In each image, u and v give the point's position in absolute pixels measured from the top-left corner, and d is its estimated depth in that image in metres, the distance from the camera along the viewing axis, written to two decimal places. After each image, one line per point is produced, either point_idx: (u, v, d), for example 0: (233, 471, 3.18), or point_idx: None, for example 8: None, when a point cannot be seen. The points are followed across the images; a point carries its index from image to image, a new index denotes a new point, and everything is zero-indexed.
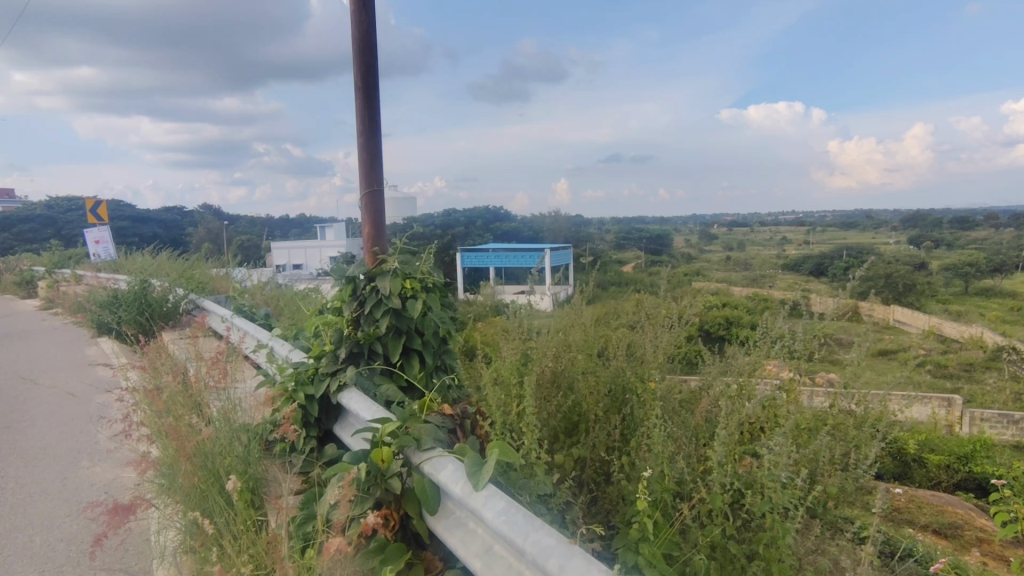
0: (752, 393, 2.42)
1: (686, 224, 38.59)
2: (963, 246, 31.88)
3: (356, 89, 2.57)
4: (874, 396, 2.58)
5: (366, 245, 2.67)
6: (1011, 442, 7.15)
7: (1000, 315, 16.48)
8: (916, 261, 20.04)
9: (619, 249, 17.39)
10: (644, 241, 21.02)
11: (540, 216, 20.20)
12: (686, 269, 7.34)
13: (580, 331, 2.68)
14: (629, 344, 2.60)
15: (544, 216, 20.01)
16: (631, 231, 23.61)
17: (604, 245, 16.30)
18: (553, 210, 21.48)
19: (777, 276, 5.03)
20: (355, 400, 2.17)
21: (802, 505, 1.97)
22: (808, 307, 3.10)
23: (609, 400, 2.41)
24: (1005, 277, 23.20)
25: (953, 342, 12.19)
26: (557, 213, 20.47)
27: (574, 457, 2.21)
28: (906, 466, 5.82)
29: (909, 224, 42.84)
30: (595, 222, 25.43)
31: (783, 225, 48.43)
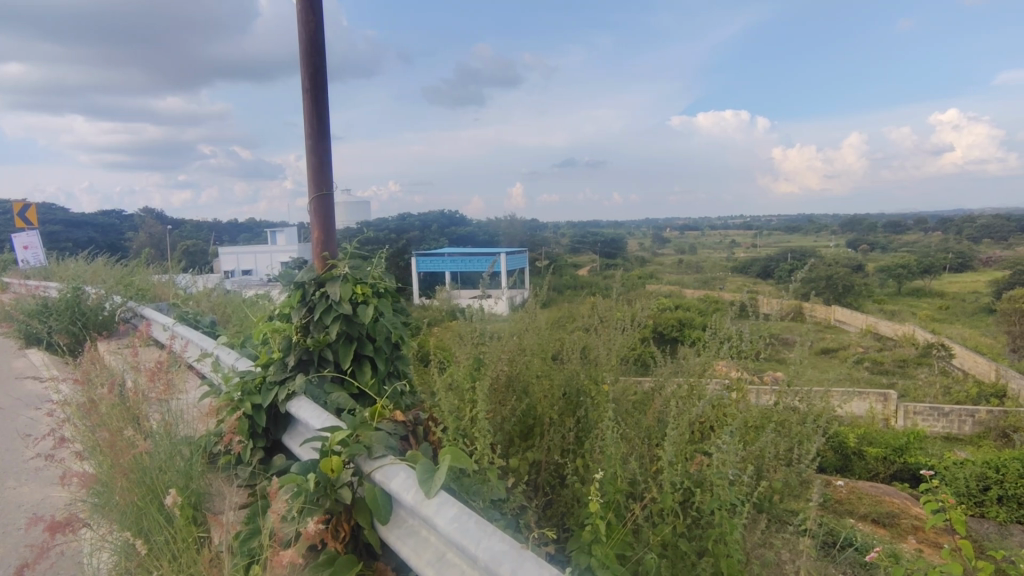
0: (702, 393, 2.48)
1: (640, 228, 39.40)
2: (895, 249, 33.69)
3: (303, 91, 2.50)
4: (816, 392, 2.69)
5: (315, 250, 2.60)
6: (943, 434, 7.54)
7: (931, 314, 17.45)
8: (853, 263, 21.07)
9: (575, 253, 17.58)
10: (599, 245, 21.34)
11: (496, 220, 20.22)
12: (638, 271, 7.49)
13: (534, 333, 2.69)
14: (583, 346, 2.63)
15: (499, 220, 20.03)
16: (586, 236, 23.95)
17: (559, 249, 16.46)
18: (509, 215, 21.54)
19: (726, 279, 5.17)
20: (304, 409, 2.10)
21: (748, 500, 2.03)
22: (756, 308, 3.21)
23: (564, 403, 2.43)
24: (934, 277, 24.65)
25: (888, 340, 12.84)
26: (513, 218, 20.55)
27: (528, 461, 2.21)
28: (847, 459, 6.10)
29: (849, 228, 44.97)
30: (551, 226, 25.69)
31: (731, 229, 50.04)
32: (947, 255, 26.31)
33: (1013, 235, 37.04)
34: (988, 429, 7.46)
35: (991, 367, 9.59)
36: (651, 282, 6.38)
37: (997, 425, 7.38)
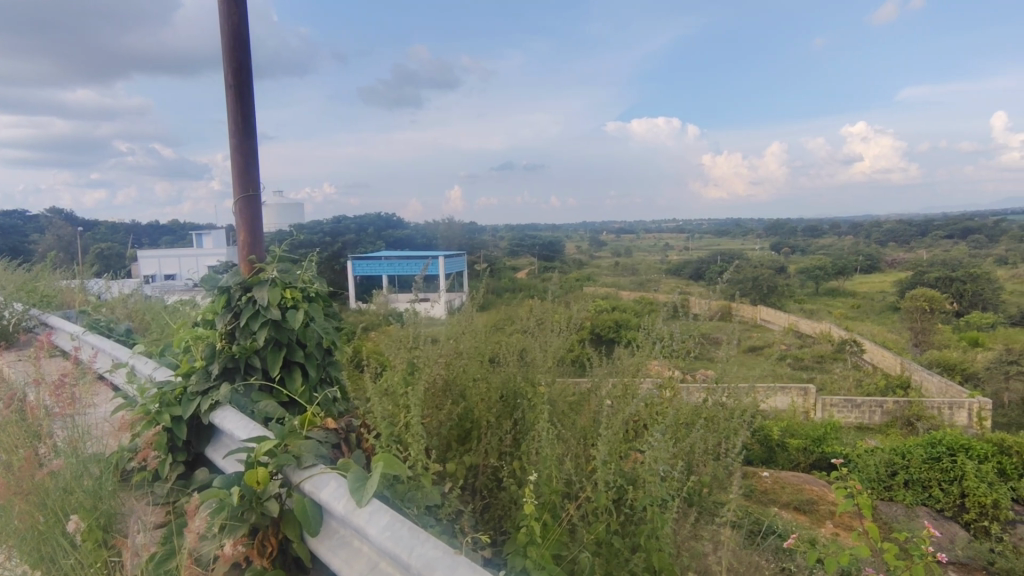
0: (636, 392, 2.55)
1: (577, 232, 40.16)
2: (813, 251, 35.90)
3: (227, 87, 2.38)
4: (741, 389, 2.82)
5: (241, 253, 2.48)
6: (857, 423, 7.97)
7: (844, 313, 18.65)
8: (775, 265, 22.29)
9: (513, 257, 17.69)
10: (537, 249, 21.58)
11: (434, 223, 20.04)
12: (575, 274, 7.60)
13: (472, 337, 2.67)
14: (520, 349, 2.64)
15: (438, 224, 19.89)
16: (525, 239, 24.15)
17: (498, 252, 16.51)
18: (448, 219, 21.42)
19: (659, 281, 5.33)
20: (229, 419, 2.00)
21: (679, 495, 2.10)
22: (687, 309, 3.33)
23: (501, 405, 2.43)
24: (847, 278, 26.45)
25: (807, 338, 13.65)
26: (451, 221, 20.45)
27: (466, 465, 2.20)
28: (772, 451, 6.41)
29: (772, 232, 47.50)
30: (490, 230, 25.75)
31: (664, 232, 51.84)
32: (858, 258, 28.27)
33: (914, 239, 40.33)
34: (894, 418, 7.98)
35: (897, 361, 10.31)
36: (587, 285, 6.49)
37: (902, 414, 7.92)
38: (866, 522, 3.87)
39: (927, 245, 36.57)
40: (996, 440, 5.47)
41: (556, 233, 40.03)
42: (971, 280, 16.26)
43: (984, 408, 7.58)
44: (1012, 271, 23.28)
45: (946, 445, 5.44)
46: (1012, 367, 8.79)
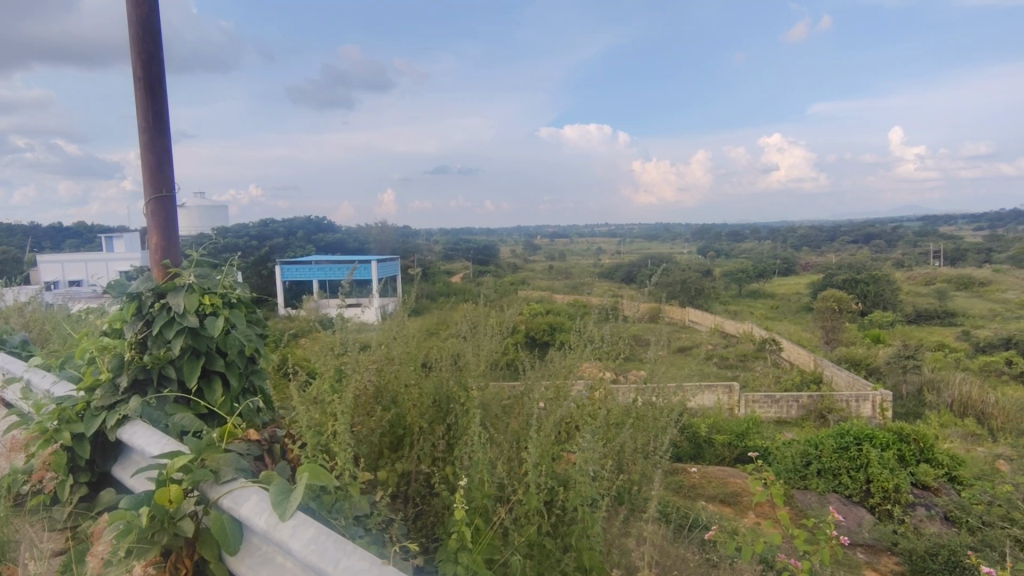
0: (568, 394, 2.59)
1: (512, 238, 40.40)
2: (736, 254, 37.72)
3: (135, 81, 2.23)
4: (668, 389, 2.93)
5: (153, 257, 2.32)
6: (775, 418, 8.46)
7: (764, 313, 19.68)
8: (702, 269, 23.25)
9: (447, 261, 17.57)
10: (472, 253, 21.54)
11: (367, 227, 19.61)
12: (510, 278, 7.63)
13: (404, 341, 2.62)
14: (454, 353, 2.62)
15: (370, 228, 19.47)
16: (460, 244, 24.10)
17: (432, 257, 16.36)
18: (381, 223, 21.01)
19: (592, 285, 5.43)
20: (139, 435, 1.85)
21: (609, 493, 2.15)
22: (618, 311, 3.41)
23: (434, 411, 2.39)
24: (767, 280, 27.94)
25: (731, 338, 14.32)
26: (385, 226, 20.08)
27: (398, 472, 2.16)
28: (700, 447, 6.60)
29: (698, 237, 49.58)
30: (425, 235, 25.46)
31: (598, 237, 53.00)
32: (776, 262, 29.95)
33: (826, 243, 43.15)
34: (808, 412, 8.46)
35: (811, 358, 10.95)
36: (519, 290, 6.50)
37: (816, 407, 8.41)
38: (781, 510, 4.11)
39: (836, 250, 39.20)
40: (897, 431, 5.51)
41: (493, 237, 40.15)
42: (873, 282, 17.54)
43: (886, 400, 8.16)
44: (909, 273, 25.32)
45: (853, 435, 5.40)
46: (909, 361, 9.52)
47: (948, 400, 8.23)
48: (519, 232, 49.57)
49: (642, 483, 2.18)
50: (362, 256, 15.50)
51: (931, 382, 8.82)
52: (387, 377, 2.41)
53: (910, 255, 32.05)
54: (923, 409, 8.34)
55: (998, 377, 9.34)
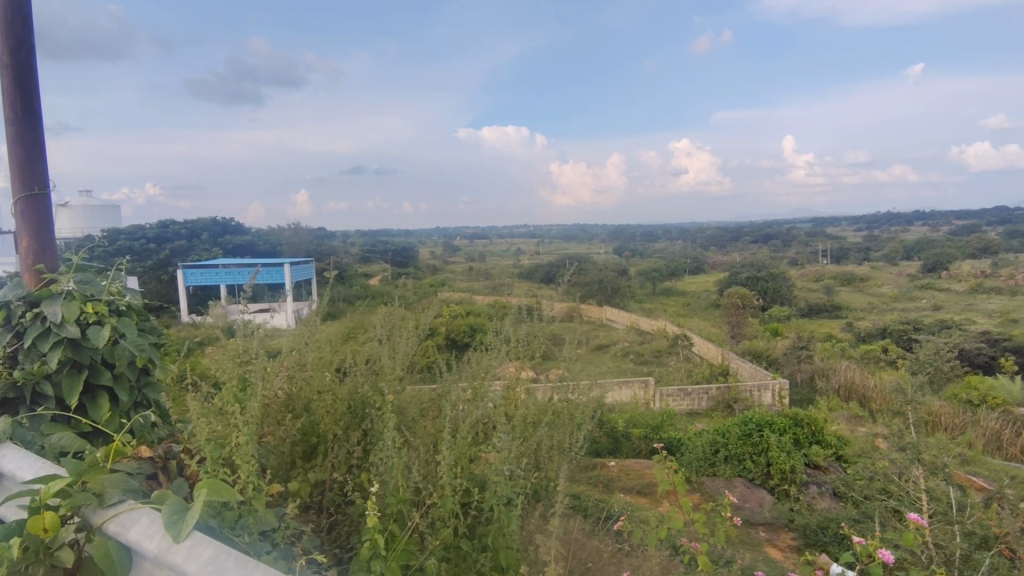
0: (486, 394, 2.60)
1: (432, 241, 39.85)
2: (650, 254, 39.21)
3: (2, 67, 2.01)
4: (583, 386, 3.03)
5: (26, 263, 2.10)
6: (688, 410, 8.82)
7: (677, 310, 20.60)
8: (618, 269, 24.01)
9: (365, 265, 17.12)
10: (392, 256, 21.08)
11: (278, 229, 18.68)
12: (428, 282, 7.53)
13: (318, 346, 2.52)
14: (369, 356, 2.56)
15: (281, 230, 18.55)
16: (378, 246, 23.49)
17: (348, 261, 15.86)
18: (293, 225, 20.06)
19: (513, 285, 5.46)
20: (7, 459, 1.66)
21: (524, 491, 2.18)
22: (537, 310, 3.45)
23: (349, 416, 2.31)
24: (679, 278, 29.29)
25: (646, 334, 14.87)
26: (297, 228, 19.21)
27: (311, 482, 2.08)
28: (618, 441, 6.25)
29: (615, 238, 51.27)
30: (341, 238, 24.60)
31: (518, 238, 53.43)
32: (685, 262, 31.50)
33: (731, 244, 45.75)
34: (717, 403, 8.91)
35: (718, 352, 11.59)
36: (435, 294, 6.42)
37: (723, 398, 8.89)
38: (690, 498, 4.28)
39: (740, 249, 41.72)
40: (792, 416, 5.93)
41: (412, 239, 39.55)
42: (772, 279, 18.89)
43: (784, 388, 8.77)
44: (801, 270, 27.49)
45: (755, 422, 5.74)
46: (802, 351, 10.30)
47: (836, 385, 8.97)
48: (440, 234, 49.14)
49: (559, 479, 2.23)
50: (273, 258, 14.78)
51: (822, 369, 9.58)
52: (298, 385, 2.32)
53: (801, 254, 34.82)
54: (815, 395, 9.08)
55: (876, 363, 10.32)
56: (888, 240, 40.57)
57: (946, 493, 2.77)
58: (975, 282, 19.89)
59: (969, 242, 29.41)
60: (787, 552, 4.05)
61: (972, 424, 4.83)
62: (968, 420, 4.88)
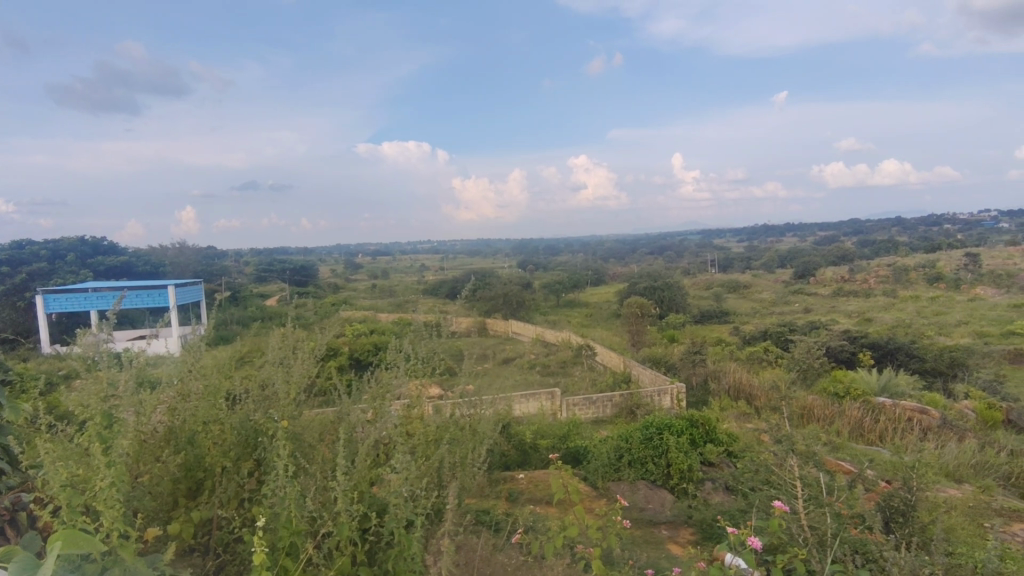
0: (385, 414, 2.52)
1: (332, 259, 38.26)
2: (552, 265, 40.00)
3: None
4: (484, 401, 3.04)
5: None
6: (593, 418, 9.00)
7: (580, 320, 21.12)
8: (522, 283, 24.24)
9: (257, 285, 16.07)
10: (288, 275, 19.97)
11: (154, 249, 17.01)
12: (322, 302, 7.12)
13: (203, 372, 2.32)
14: (262, 381, 2.40)
15: (158, 249, 16.91)
16: (273, 265, 22.17)
17: (237, 283, 14.74)
18: (173, 244, 18.38)
19: (412, 301, 5.31)
20: None
21: (425, 511, 2.14)
22: (437, 326, 3.41)
23: (239, 446, 2.15)
24: (581, 289, 30.08)
25: (551, 345, 15.09)
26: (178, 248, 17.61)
27: (194, 521, 1.92)
28: (526, 453, 6.19)
29: (519, 252, 51.96)
30: (230, 259, 22.92)
31: (423, 253, 52.64)
32: (587, 274, 32.47)
33: (628, 255, 47.78)
34: (621, 409, 9.16)
35: (620, 360, 11.99)
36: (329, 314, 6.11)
37: (626, 404, 9.15)
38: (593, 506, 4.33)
39: (636, 261, 43.75)
40: (688, 418, 6.23)
41: (311, 257, 37.81)
42: (667, 288, 19.95)
43: (681, 391, 9.22)
44: (692, 279, 29.30)
45: (656, 426, 5.97)
46: (696, 355, 10.93)
47: (726, 385, 9.57)
48: (340, 251, 47.15)
49: (460, 497, 2.21)
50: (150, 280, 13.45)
51: (713, 372, 10.18)
52: (181, 418, 2.14)
53: (693, 263, 37.13)
54: (708, 396, 9.64)
55: (760, 362, 11.16)
56: (766, 249, 44.37)
57: (817, 478, 3.01)
58: (838, 285, 22.19)
59: (832, 250, 32.83)
60: (688, 546, 4.25)
61: (840, 413, 5.32)
62: (837, 410, 5.37)
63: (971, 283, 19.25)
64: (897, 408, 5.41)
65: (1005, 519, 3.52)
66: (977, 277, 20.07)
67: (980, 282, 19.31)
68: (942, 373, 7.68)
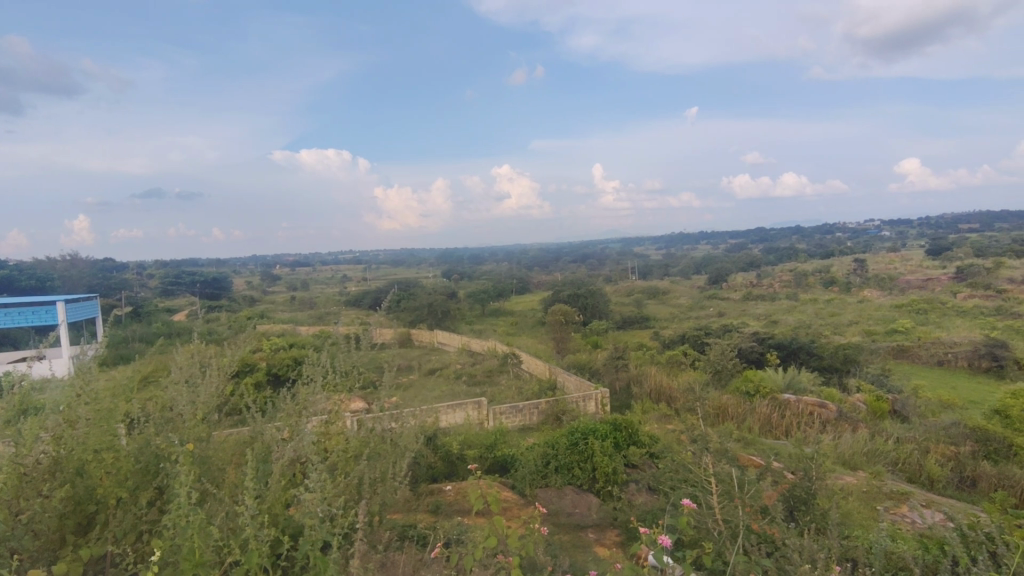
0: (301, 432, 2.41)
1: (246, 272, 36.21)
2: (477, 274, 39.79)
3: None
4: (405, 415, 2.96)
5: None
6: (520, 425, 9.02)
7: (506, 329, 21.14)
8: (447, 293, 23.98)
9: (160, 300, 14.90)
10: (197, 288, 18.69)
11: (38, 263, 15.37)
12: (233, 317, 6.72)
13: (94, 397, 2.12)
14: (165, 404, 2.24)
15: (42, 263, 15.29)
16: (180, 278, 20.72)
17: (136, 299, 13.58)
18: (61, 258, 16.70)
19: (332, 313, 5.11)
20: None
21: (343, 531, 2.04)
22: (356, 339, 3.30)
23: (138, 474, 1.97)
24: (507, 297, 30.14)
25: (477, 354, 15.00)
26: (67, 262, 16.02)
27: (82, 559, 1.74)
28: (453, 464, 6.09)
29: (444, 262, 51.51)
30: (127, 273, 21.12)
31: (344, 264, 51.00)
32: (511, 283, 32.57)
33: (552, 264, 48.48)
34: (547, 416, 9.22)
35: (546, 367, 12.12)
36: (240, 330, 5.77)
37: (552, 411, 9.22)
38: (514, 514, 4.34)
39: (560, 269, 44.46)
40: (612, 421, 6.39)
41: (222, 270, 35.57)
42: (590, 296, 20.38)
43: (604, 396, 9.43)
44: (614, 286, 30.10)
45: (582, 431, 6.06)
46: (619, 361, 11.22)
47: (648, 389, 9.88)
48: (255, 263, 44.80)
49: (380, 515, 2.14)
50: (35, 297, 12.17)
51: (635, 377, 10.49)
52: (68, 447, 1.95)
53: (614, 271, 38.18)
54: (631, 400, 9.91)
55: (678, 365, 11.62)
56: (682, 256, 46.52)
57: (730, 474, 3.12)
58: (747, 290, 23.56)
59: (740, 257, 34.85)
60: (613, 548, 4.34)
61: (751, 410, 5.64)
62: (747, 407, 5.68)
63: (861, 286, 21.00)
64: (800, 404, 5.80)
65: (895, 501, 3.84)
66: (866, 280, 21.93)
67: (868, 284, 21.10)
68: (838, 369, 8.32)
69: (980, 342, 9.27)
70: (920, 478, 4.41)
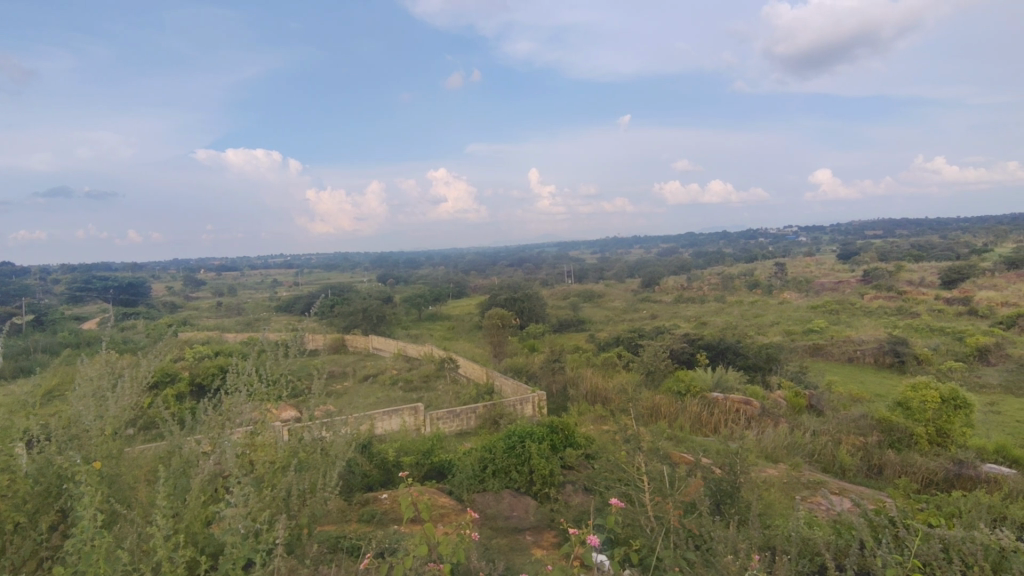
0: (224, 444, 2.29)
1: (165, 278, 34.04)
2: (414, 279, 39.17)
3: None
4: (337, 422, 2.86)
5: None
6: (457, 430, 8.93)
7: (444, 334, 20.92)
8: (382, 298, 23.46)
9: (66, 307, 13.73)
10: (108, 295, 17.38)
11: None
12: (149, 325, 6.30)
13: None
14: (70, 420, 2.07)
15: None
16: (89, 283, 19.20)
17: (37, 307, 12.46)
18: None
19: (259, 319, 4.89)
20: None
21: (268, 546, 1.95)
22: (285, 347, 3.16)
23: (38, 497, 1.81)
24: (444, 301, 29.84)
25: (414, 359, 14.76)
26: None
27: None
28: (388, 472, 5.93)
29: (380, 266, 50.45)
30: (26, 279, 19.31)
31: (274, 268, 48.99)
32: (449, 287, 32.27)
33: (491, 268, 48.49)
34: (484, 420, 9.18)
35: (483, 371, 12.06)
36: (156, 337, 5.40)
37: (489, 415, 9.18)
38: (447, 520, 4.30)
39: (498, 273, 44.55)
40: (548, 424, 6.44)
41: (138, 275, 33.24)
42: (527, 299, 20.48)
43: (542, 399, 9.49)
44: (551, 290, 30.42)
45: (518, 434, 6.07)
46: (556, 364, 11.32)
47: (584, 391, 10.02)
48: (176, 268, 42.21)
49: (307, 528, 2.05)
50: None
51: (571, 379, 10.61)
52: None
53: (551, 275, 38.60)
54: (567, 402, 10.02)
55: (612, 367, 11.86)
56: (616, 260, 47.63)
57: (662, 471, 3.19)
58: (678, 292, 24.40)
59: (671, 262, 36.18)
60: (549, 549, 4.37)
61: (682, 409, 5.83)
62: (679, 406, 5.87)
63: (781, 288, 22.22)
64: (727, 401, 6.06)
65: (811, 490, 4.07)
66: (785, 283, 23.25)
67: (788, 287, 22.36)
68: (761, 367, 8.74)
69: (884, 339, 10.02)
70: (833, 467, 4.70)
